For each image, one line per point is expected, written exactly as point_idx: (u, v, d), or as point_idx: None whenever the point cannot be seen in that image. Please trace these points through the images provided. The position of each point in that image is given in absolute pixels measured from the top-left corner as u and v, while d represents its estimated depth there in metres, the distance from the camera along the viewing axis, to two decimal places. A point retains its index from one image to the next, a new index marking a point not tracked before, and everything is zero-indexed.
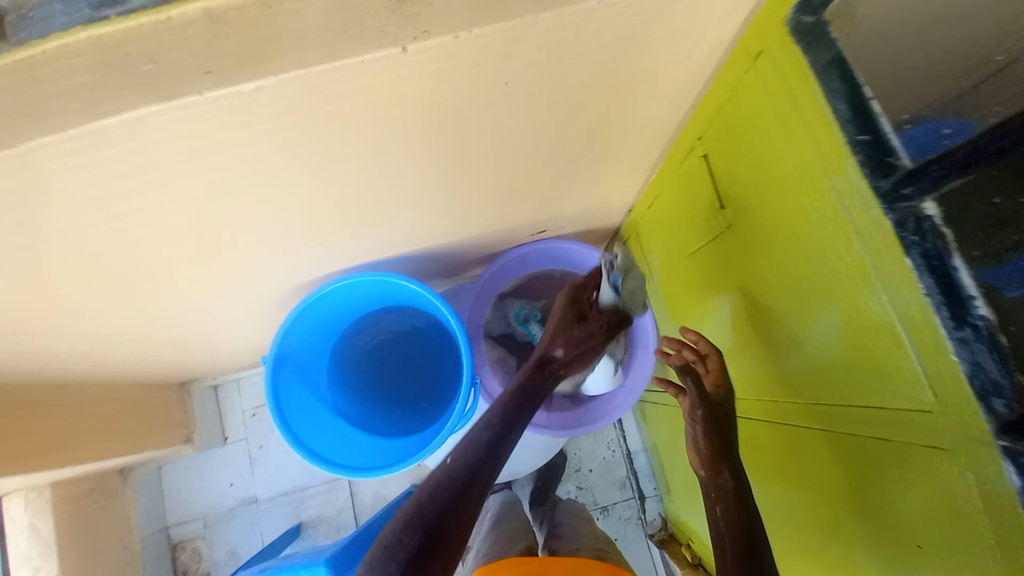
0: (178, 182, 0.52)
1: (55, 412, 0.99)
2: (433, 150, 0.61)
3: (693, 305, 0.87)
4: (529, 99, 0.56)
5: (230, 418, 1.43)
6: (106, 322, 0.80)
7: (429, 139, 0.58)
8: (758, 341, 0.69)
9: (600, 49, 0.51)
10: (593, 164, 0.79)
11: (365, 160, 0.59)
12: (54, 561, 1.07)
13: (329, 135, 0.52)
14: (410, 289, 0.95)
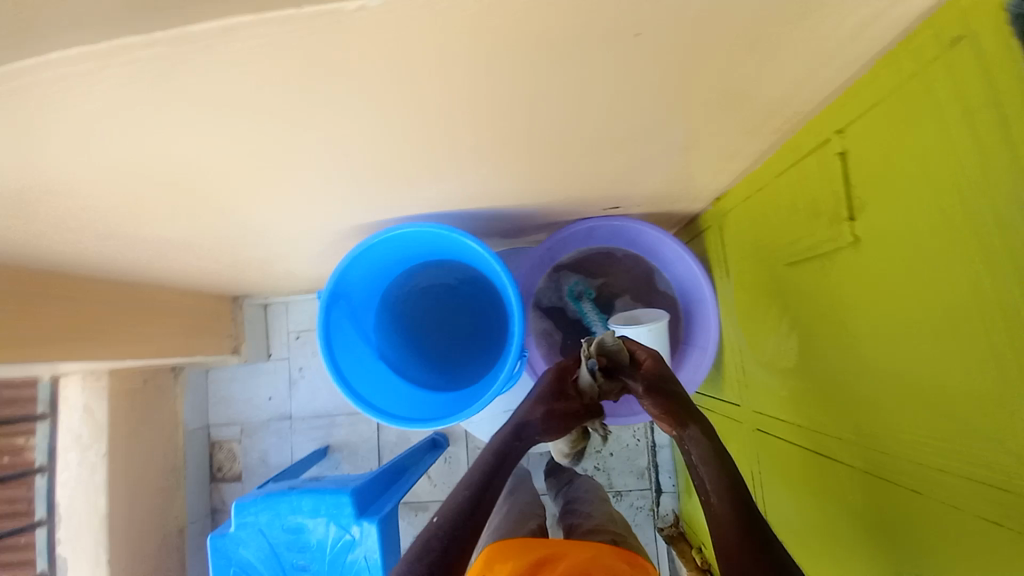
0: (260, 103, 0.48)
1: (109, 307, 1.04)
2: (530, 104, 0.55)
3: (774, 315, 0.78)
4: (652, 60, 0.48)
5: (275, 337, 1.48)
6: (172, 230, 0.82)
7: (529, 91, 0.52)
8: (855, 375, 0.61)
9: (755, 10, 0.42)
10: (695, 145, 0.70)
11: (455, 105, 0.53)
12: (102, 442, 1.17)
13: (424, 72, 0.47)
14: (468, 247, 0.90)
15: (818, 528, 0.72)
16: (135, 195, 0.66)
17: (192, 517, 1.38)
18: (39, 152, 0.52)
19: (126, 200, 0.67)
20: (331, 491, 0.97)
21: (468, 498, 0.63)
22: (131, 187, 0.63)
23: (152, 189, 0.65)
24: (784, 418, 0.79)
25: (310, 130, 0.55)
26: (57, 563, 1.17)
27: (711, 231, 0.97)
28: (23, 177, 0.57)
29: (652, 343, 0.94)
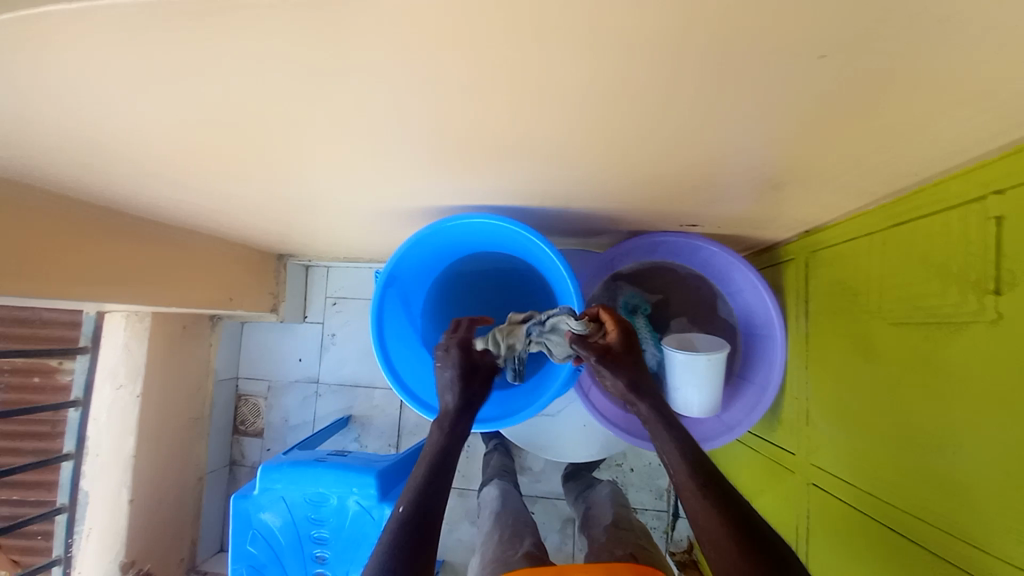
0: (364, 84, 0.45)
1: (163, 251, 1.05)
2: (646, 121, 0.50)
3: (853, 366, 0.73)
4: (801, 93, 0.43)
5: (312, 301, 1.48)
6: (240, 188, 0.81)
7: (649, 109, 0.47)
8: (944, 452, 0.57)
9: (946, 54, 0.36)
10: (803, 182, 0.64)
11: (566, 113, 0.49)
12: (137, 384, 1.20)
13: (546, 74, 0.42)
14: (532, 246, 0.85)
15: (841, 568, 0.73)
16: (214, 153, 0.65)
17: (211, 466, 1.42)
18: (129, 100, 0.50)
19: (205, 156, 0.66)
20: (355, 469, 0.97)
21: (427, 481, 0.69)
22: (213, 146, 0.62)
23: (232, 151, 0.64)
24: (830, 470, 0.77)
25: (408, 118, 0.52)
26: (79, 496, 1.18)
27: (792, 264, 0.89)
28: (114, 122, 0.56)
29: (708, 372, 0.89)
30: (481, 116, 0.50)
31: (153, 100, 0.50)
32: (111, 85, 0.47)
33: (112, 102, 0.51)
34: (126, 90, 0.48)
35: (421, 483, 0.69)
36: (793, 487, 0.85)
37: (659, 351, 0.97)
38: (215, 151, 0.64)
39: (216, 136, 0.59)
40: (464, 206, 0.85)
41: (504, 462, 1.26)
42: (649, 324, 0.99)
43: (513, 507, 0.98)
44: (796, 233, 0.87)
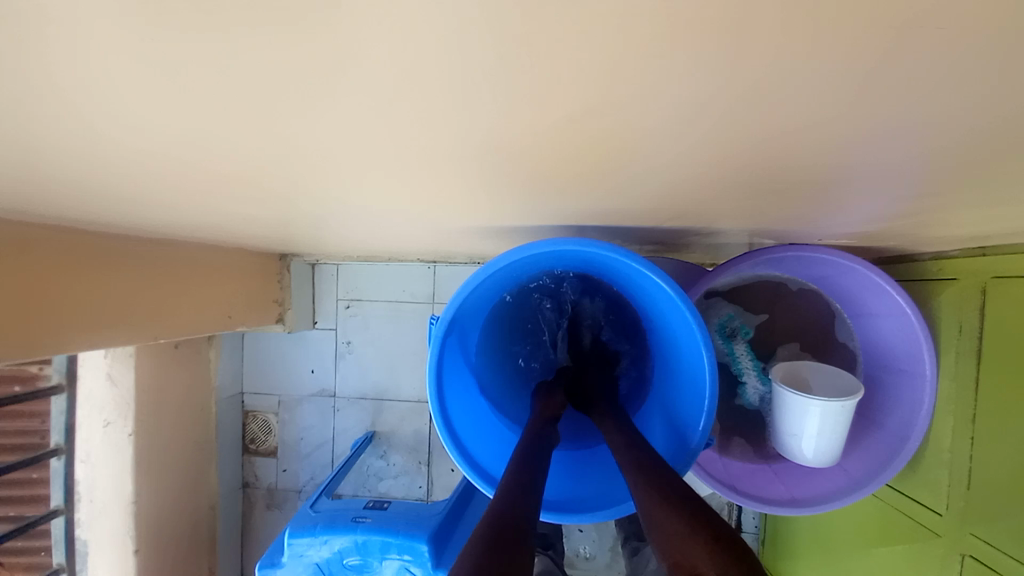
0: (497, 67, 0.25)
1: (153, 269, 0.84)
2: (943, 118, 0.30)
3: None
4: None
5: (323, 304, 1.28)
6: (243, 200, 0.59)
7: (976, 98, 0.28)
8: None
9: None
10: None
11: (821, 110, 0.29)
12: (128, 420, 1.02)
13: (857, 46, 0.23)
14: (631, 274, 0.64)
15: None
16: (211, 168, 0.43)
17: (223, 492, 1.26)
18: (76, 115, 0.29)
19: (196, 172, 0.44)
20: (401, 533, 0.86)
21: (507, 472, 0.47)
22: (210, 161, 0.40)
23: (238, 166, 0.41)
24: (988, 542, 0.63)
25: (553, 115, 0.30)
26: (76, 553, 1.05)
27: (951, 286, 0.71)
28: (47, 137, 0.34)
29: (833, 420, 0.72)
30: (667, 116, 0.30)
31: (107, 97, 0.28)
32: (27, 77, 0.25)
33: (32, 109, 0.29)
34: (54, 82, 0.26)
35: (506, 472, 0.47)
36: (932, 552, 0.72)
37: (764, 386, 0.84)
38: (212, 167, 0.42)
39: (214, 148, 0.37)
40: (542, 220, 0.64)
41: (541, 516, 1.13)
42: (751, 352, 0.84)
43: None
44: (962, 247, 0.68)
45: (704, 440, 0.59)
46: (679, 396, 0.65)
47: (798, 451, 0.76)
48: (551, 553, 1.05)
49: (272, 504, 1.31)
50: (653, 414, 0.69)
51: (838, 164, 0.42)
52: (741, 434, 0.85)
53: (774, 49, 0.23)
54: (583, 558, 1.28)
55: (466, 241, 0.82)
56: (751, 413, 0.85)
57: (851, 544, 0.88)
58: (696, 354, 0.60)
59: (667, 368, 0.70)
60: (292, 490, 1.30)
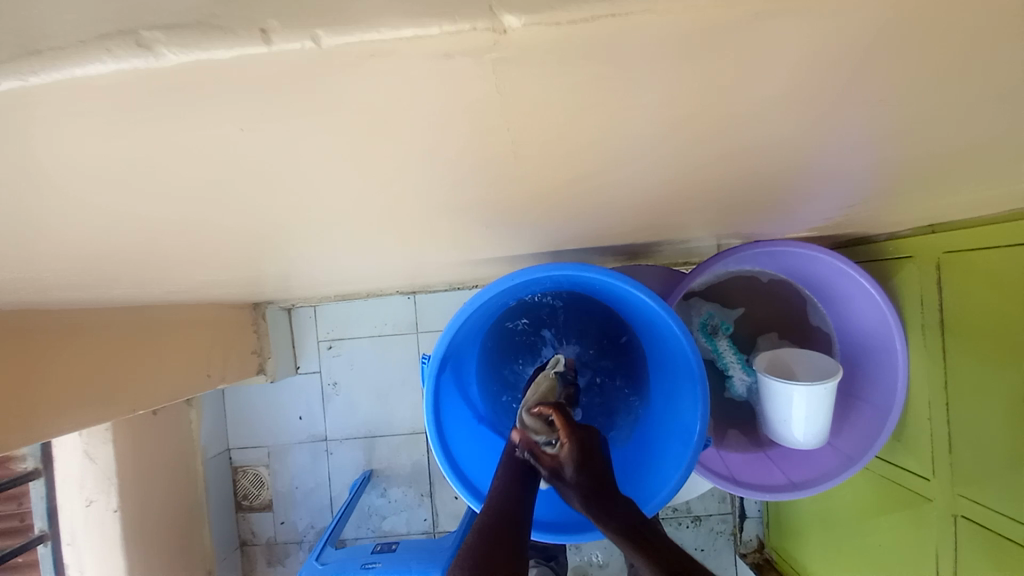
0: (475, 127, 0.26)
1: (126, 337, 0.81)
2: (885, 125, 0.33)
3: (1003, 368, 0.62)
4: None
5: (304, 348, 1.25)
6: (218, 261, 0.58)
7: (912, 108, 0.30)
8: None
9: None
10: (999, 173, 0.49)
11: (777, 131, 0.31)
12: (113, 495, 0.97)
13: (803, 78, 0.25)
14: (616, 290, 0.66)
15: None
16: (187, 235, 0.42)
17: (220, 554, 1.21)
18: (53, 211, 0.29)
19: (170, 240, 0.44)
20: (415, 572, 0.85)
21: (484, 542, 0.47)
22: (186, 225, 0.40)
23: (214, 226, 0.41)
24: (978, 500, 0.67)
25: (529, 160, 0.32)
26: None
27: (908, 263, 0.75)
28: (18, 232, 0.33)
29: (817, 403, 0.75)
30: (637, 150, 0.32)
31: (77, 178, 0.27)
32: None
33: (4, 200, 0.28)
34: (30, 174, 0.26)
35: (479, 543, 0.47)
36: (928, 517, 0.75)
37: (750, 376, 0.86)
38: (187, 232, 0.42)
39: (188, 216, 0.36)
40: (517, 246, 0.65)
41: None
42: (733, 346, 0.87)
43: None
44: (912, 226, 0.73)
45: (700, 454, 0.61)
46: (674, 412, 0.66)
47: (789, 437, 0.78)
48: (552, 566, 1.03)
49: (273, 559, 1.27)
50: (652, 421, 0.71)
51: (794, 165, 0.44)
52: (735, 426, 0.87)
53: (726, 90, 0.25)
54: (596, 567, 1.29)
55: (444, 272, 0.83)
56: (742, 404, 0.88)
57: (851, 518, 0.91)
58: (689, 369, 0.62)
59: (659, 375, 0.72)
60: (292, 542, 1.26)
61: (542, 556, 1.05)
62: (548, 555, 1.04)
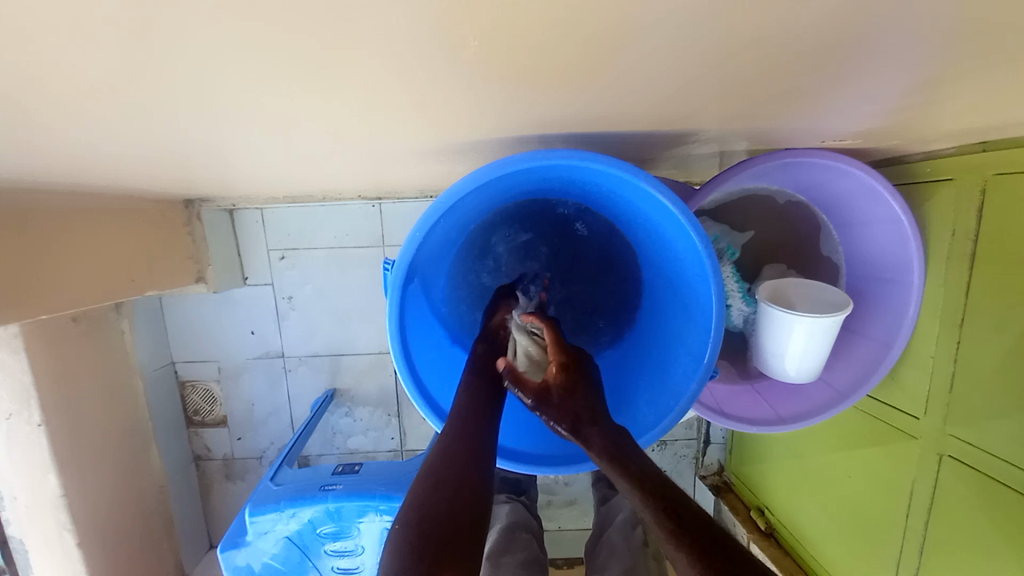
0: None
1: (32, 236, 0.67)
2: None
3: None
4: None
5: (252, 257, 1.11)
6: (113, 135, 0.43)
7: None
8: None
9: None
10: None
11: None
12: (35, 410, 0.85)
13: None
14: (624, 190, 0.55)
15: (966, 539, 0.65)
16: (31, 66, 0.28)
17: (173, 470, 1.15)
18: None
19: (12, 79, 0.29)
20: (379, 495, 0.80)
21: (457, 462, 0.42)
22: (21, 44, 0.26)
23: (72, 53, 0.27)
24: (974, 443, 0.64)
25: None
26: (14, 555, 0.93)
27: (945, 186, 0.66)
28: None
29: (816, 335, 0.69)
30: None
31: None
32: None
33: None
34: None
35: (436, 484, 0.40)
36: (907, 453, 0.73)
37: (749, 307, 0.79)
38: (29, 64, 0.27)
39: (0, 10, 0.22)
40: (507, 133, 0.52)
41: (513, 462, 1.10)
42: (736, 274, 0.79)
43: (518, 551, 0.82)
44: (958, 144, 0.63)
45: (704, 386, 0.55)
46: (675, 340, 0.60)
47: (781, 370, 0.73)
48: (524, 500, 1.01)
49: (231, 474, 1.22)
50: (646, 348, 0.64)
51: (902, 34, 0.33)
52: (725, 357, 0.82)
53: None
54: (561, 485, 1.29)
55: (414, 168, 0.70)
56: (737, 335, 0.82)
57: (822, 450, 0.90)
58: (705, 293, 0.53)
59: (660, 298, 0.63)
60: (252, 459, 1.21)
61: (513, 490, 1.03)
62: (517, 489, 1.02)
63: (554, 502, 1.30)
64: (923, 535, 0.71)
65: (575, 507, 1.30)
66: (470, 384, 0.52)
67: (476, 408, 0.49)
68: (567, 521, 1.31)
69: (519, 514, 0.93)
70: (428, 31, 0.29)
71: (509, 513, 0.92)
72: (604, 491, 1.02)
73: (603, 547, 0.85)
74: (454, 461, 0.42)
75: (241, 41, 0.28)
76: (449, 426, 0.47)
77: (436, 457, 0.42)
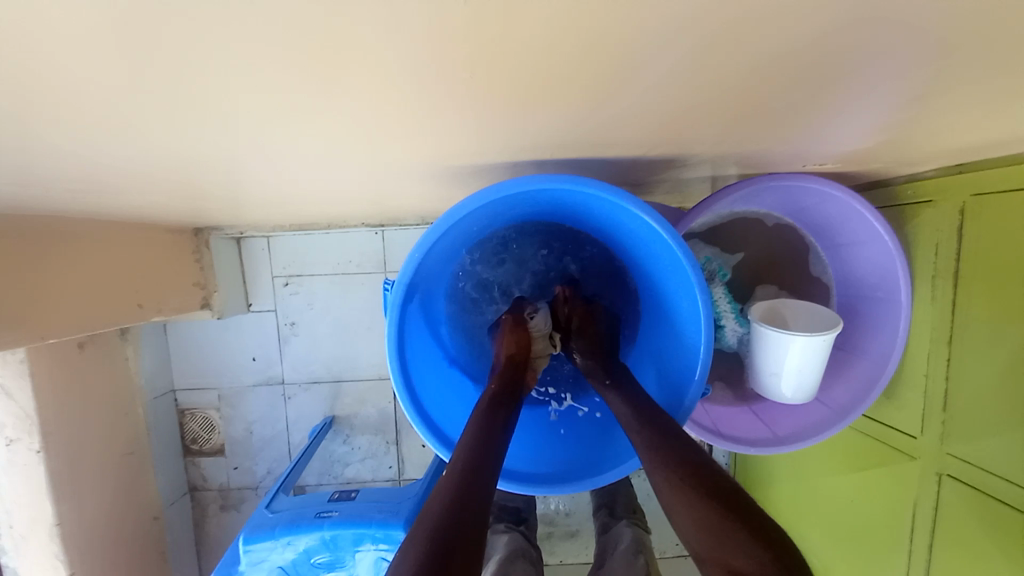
0: None
1: (42, 259, 0.69)
2: None
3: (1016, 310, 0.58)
4: None
5: (256, 283, 1.14)
6: (130, 158, 0.46)
7: None
8: None
9: None
10: None
11: None
12: (35, 434, 0.85)
13: None
14: (614, 213, 0.57)
15: (971, 557, 0.64)
16: (62, 87, 0.31)
17: (168, 499, 1.13)
18: None
19: (45, 100, 0.32)
20: (375, 523, 0.79)
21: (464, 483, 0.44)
22: (58, 67, 0.28)
23: (102, 77, 0.30)
24: (973, 459, 0.63)
25: None
26: None
27: (927, 208, 0.69)
28: None
29: (810, 355, 0.69)
30: None
31: None
32: None
33: None
34: None
35: (432, 534, 0.38)
36: (908, 473, 0.73)
37: (742, 327, 0.81)
38: (62, 83, 0.30)
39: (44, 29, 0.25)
40: (503, 157, 0.55)
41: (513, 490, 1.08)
42: (729, 294, 0.81)
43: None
44: (937, 166, 0.66)
45: (698, 401, 0.56)
46: (667, 358, 0.61)
47: (776, 389, 0.73)
48: (523, 528, 0.99)
49: (226, 505, 1.20)
50: (642, 365, 0.65)
51: (863, 57, 0.36)
52: (721, 378, 0.83)
53: None
54: (562, 515, 1.27)
55: (414, 193, 0.73)
56: (733, 355, 0.83)
57: (823, 474, 0.90)
58: (694, 310, 0.55)
59: (653, 317, 0.65)
60: (248, 488, 1.19)
61: (512, 519, 1.01)
62: (517, 517, 1.00)
63: (555, 534, 1.28)
64: (928, 555, 0.70)
65: (576, 539, 1.27)
66: (475, 426, 0.50)
67: (481, 453, 0.47)
68: (569, 555, 1.28)
69: (518, 544, 0.91)
70: (428, 58, 0.32)
71: (508, 542, 0.90)
72: (605, 520, 1.00)
73: (604, 574, 0.82)
74: (454, 510, 0.41)
75: (256, 67, 0.31)
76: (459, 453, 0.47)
77: (437, 504, 0.41)
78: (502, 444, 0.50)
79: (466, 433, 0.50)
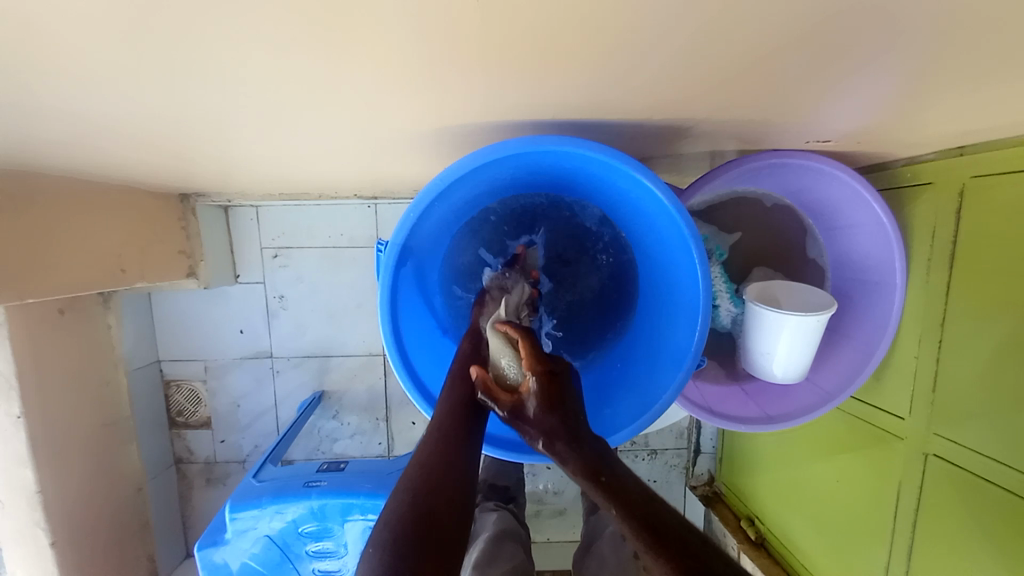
0: None
1: (23, 221, 0.67)
2: None
3: (1010, 292, 0.59)
4: None
5: (245, 254, 1.11)
6: (113, 114, 0.44)
7: None
8: None
9: None
10: None
11: None
12: (14, 402, 0.83)
13: None
14: (614, 181, 0.56)
15: (951, 538, 0.65)
16: (41, 30, 0.29)
17: (152, 472, 1.12)
18: None
19: (22, 45, 0.30)
20: (363, 494, 0.79)
21: (439, 456, 0.42)
22: (35, 8, 0.27)
23: (84, 21, 0.28)
24: (961, 444, 0.64)
25: None
26: None
27: (927, 191, 0.69)
28: None
29: (803, 336, 0.69)
30: None
31: None
32: None
33: None
34: None
35: (409, 501, 0.38)
36: (893, 454, 0.74)
37: (737, 308, 0.80)
38: (42, 26, 0.29)
39: None
40: (502, 122, 0.53)
41: (499, 469, 1.08)
42: (724, 274, 0.80)
43: (505, 562, 0.80)
44: (939, 149, 0.66)
45: (692, 374, 0.56)
46: (663, 333, 0.61)
47: (767, 369, 0.74)
48: (511, 508, 0.99)
49: (213, 479, 1.19)
50: (635, 343, 0.65)
51: (875, 36, 0.35)
52: (714, 359, 0.83)
53: None
54: (551, 495, 1.28)
55: (409, 160, 0.71)
56: (727, 336, 0.83)
57: (808, 455, 0.91)
58: (693, 286, 0.55)
59: (649, 294, 0.65)
60: (234, 462, 1.18)
61: (501, 497, 1.01)
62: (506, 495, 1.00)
63: (542, 512, 1.28)
64: (910, 540, 0.71)
65: (564, 518, 1.29)
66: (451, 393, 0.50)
67: (457, 418, 0.47)
68: (555, 532, 1.29)
69: (506, 523, 0.91)
70: (429, 17, 0.31)
71: (496, 521, 0.91)
72: (593, 499, 1.00)
73: (593, 561, 0.83)
74: (433, 473, 0.40)
75: (248, 17, 0.29)
76: (432, 429, 0.46)
77: (414, 469, 0.41)
78: (481, 418, 0.49)
79: (442, 401, 0.49)
